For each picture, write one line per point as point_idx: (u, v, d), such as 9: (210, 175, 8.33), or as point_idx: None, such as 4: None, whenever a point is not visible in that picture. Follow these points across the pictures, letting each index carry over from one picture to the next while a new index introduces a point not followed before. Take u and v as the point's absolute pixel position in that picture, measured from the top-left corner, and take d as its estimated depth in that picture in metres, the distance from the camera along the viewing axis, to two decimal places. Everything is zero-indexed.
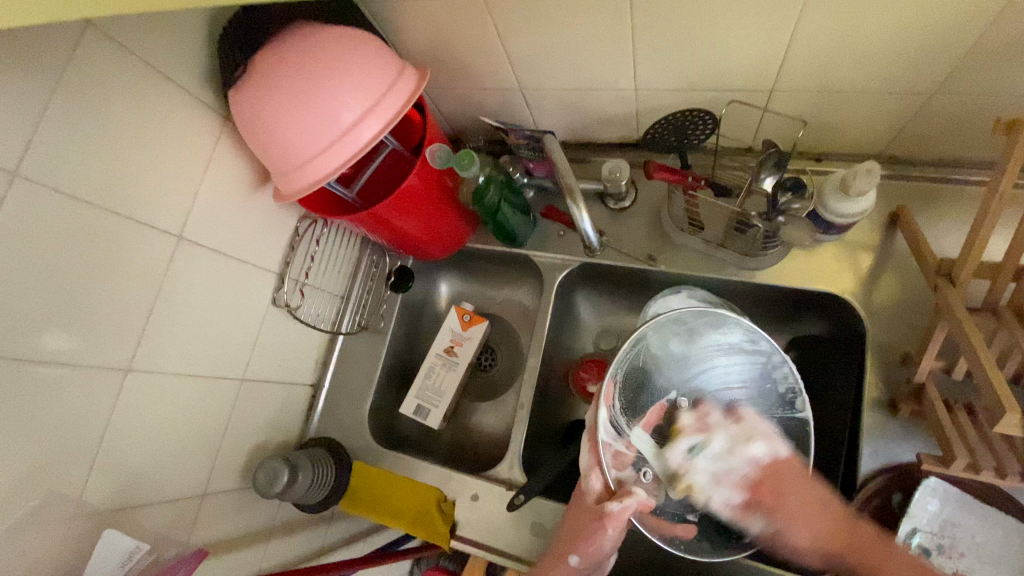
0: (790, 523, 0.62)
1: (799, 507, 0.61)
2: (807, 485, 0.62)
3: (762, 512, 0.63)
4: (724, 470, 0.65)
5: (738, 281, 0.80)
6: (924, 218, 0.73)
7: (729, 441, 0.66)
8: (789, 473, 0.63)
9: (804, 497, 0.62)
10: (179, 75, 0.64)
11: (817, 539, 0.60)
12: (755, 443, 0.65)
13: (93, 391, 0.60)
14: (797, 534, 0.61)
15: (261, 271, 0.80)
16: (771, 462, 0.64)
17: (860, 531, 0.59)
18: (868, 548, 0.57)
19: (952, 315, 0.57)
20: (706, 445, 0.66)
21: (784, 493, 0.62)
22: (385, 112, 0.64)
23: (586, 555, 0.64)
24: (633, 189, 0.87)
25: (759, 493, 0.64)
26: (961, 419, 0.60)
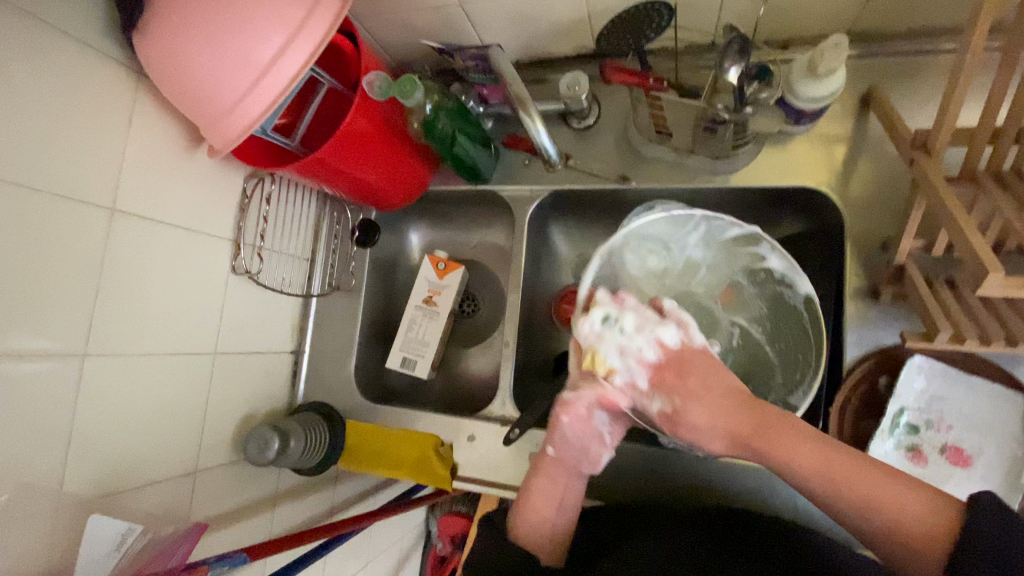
0: (695, 406, 0.56)
1: (704, 385, 0.56)
2: (713, 374, 0.57)
3: (668, 394, 0.57)
4: (627, 346, 0.58)
5: (713, 187, 0.77)
6: (897, 95, 0.70)
7: (637, 320, 0.59)
8: (702, 362, 0.58)
9: (709, 399, 0.56)
10: (73, 25, 0.57)
11: (720, 417, 0.55)
12: (665, 328, 0.59)
13: (49, 380, 0.57)
14: (702, 414, 0.55)
15: (213, 239, 0.75)
16: (679, 350, 0.58)
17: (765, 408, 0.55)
18: (771, 431, 0.53)
19: (932, 186, 0.55)
20: (615, 317, 0.59)
21: (690, 377, 0.57)
22: (309, 37, 0.58)
23: (560, 445, 0.63)
24: (595, 104, 0.82)
25: (662, 374, 0.57)
26: (944, 295, 0.59)
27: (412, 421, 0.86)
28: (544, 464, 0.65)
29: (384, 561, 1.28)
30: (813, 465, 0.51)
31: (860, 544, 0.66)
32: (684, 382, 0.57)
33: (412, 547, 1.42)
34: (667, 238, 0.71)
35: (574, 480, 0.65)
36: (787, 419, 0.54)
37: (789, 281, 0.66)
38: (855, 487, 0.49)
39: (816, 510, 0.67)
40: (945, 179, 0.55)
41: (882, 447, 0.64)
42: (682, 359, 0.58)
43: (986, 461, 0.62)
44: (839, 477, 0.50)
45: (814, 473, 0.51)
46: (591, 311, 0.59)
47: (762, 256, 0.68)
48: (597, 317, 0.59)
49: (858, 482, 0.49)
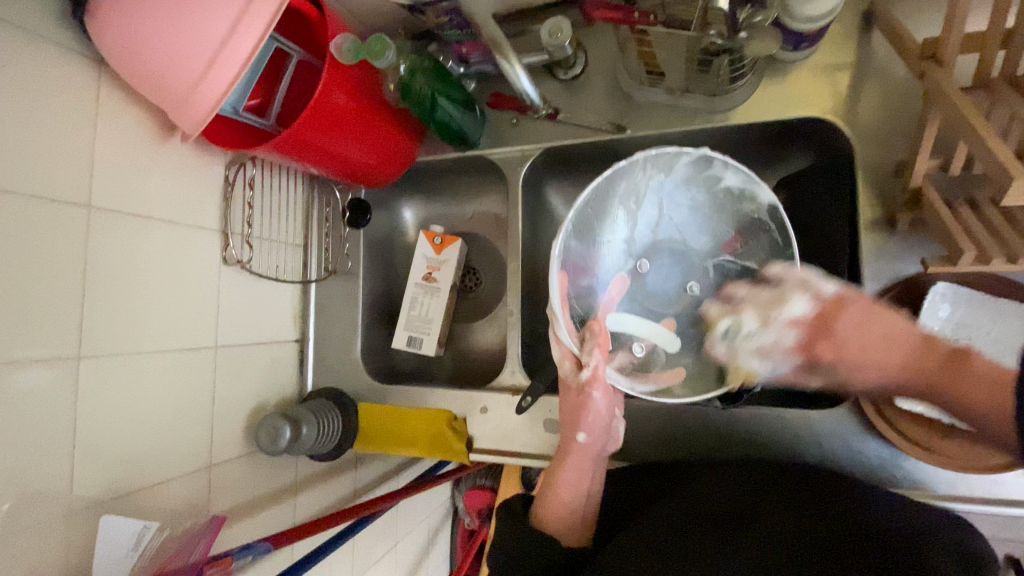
0: (872, 367, 0.41)
1: (875, 338, 0.41)
2: (879, 317, 0.42)
3: (824, 367, 0.46)
4: (764, 343, 0.52)
5: (712, 127, 0.73)
6: (900, 9, 0.65)
7: (765, 314, 0.52)
8: (848, 316, 0.44)
9: (870, 339, 0.41)
10: (23, 15, 0.54)
11: (876, 360, 0.41)
12: (794, 298, 0.49)
13: (46, 385, 0.56)
14: (854, 358, 0.42)
15: (200, 230, 0.73)
16: (818, 313, 0.47)
17: (932, 345, 0.38)
18: (941, 373, 0.37)
19: (946, 97, 0.51)
20: (745, 325, 0.56)
21: (842, 339, 0.43)
22: (265, 5, 0.56)
23: (592, 427, 0.64)
24: (581, 53, 0.78)
25: (812, 352, 0.47)
26: (965, 215, 0.56)
27: (422, 398, 0.84)
28: (572, 454, 0.63)
29: (413, 541, 1.29)
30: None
31: (892, 484, 0.63)
32: (837, 327, 0.44)
33: (438, 526, 1.43)
34: (639, 189, 0.70)
35: (598, 462, 0.65)
36: (957, 357, 0.37)
37: (750, 194, 0.66)
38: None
39: (843, 453, 0.65)
40: (959, 89, 0.52)
41: None
42: (826, 320, 0.45)
43: None
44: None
45: (963, 401, 0.36)
46: (718, 328, 0.62)
47: (716, 177, 0.68)
48: (717, 332, 0.61)
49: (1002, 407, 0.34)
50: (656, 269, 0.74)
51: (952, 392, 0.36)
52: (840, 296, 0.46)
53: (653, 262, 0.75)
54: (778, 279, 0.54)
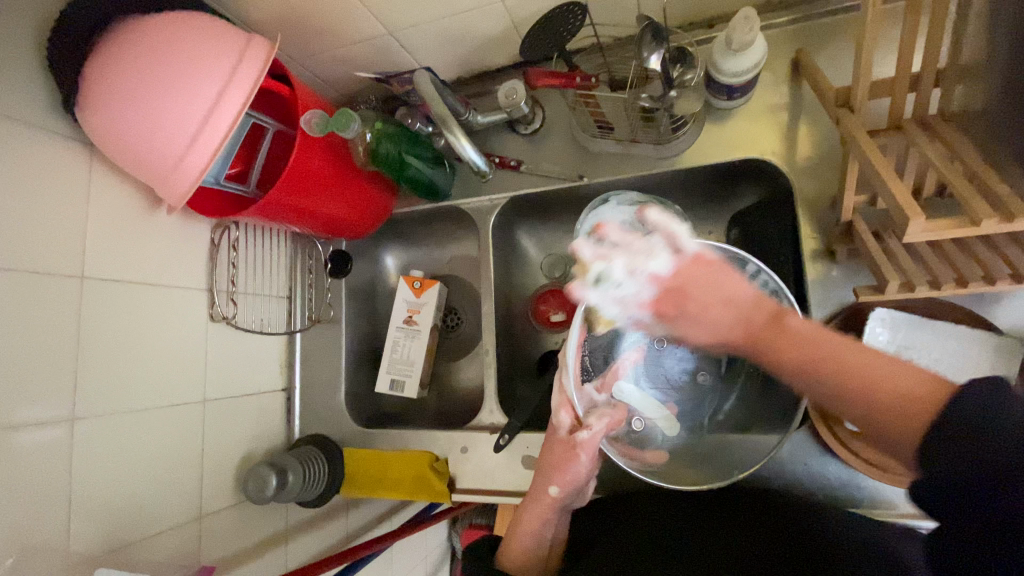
0: (693, 327, 0.46)
1: (712, 305, 0.45)
2: (714, 287, 0.46)
3: (670, 322, 0.49)
4: (622, 296, 0.53)
5: (662, 171, 0.78)
6: (823, 56, 0.71)
7: (626, 263, 0.52)
8: (698, 278, 0.46)
9: (712, 299, 0.46)
10: (21, 111, 0.60)
11: (717, 329, 0.45)
12: (657, 257, 0.49)
13: (44, 448, 0.60)
14: (703, 331, 0.46)
15: (188, 291, 0.78)
16: (675, 275, 0.47)
17: (759, 308, 0.45)
18: (774, 338, 0.43)
19: (857, 141, 0.56)
20: (610, 275, 0.53)
21: (693, 310, 0.46)
22: (241, 85, 0.61)
23: (566, 484, 0.63)
24: (539, 109, 0.84)
25: (672, 298, 0.48)
26: (893, 245, 0.60)
27: (405, 440, 0.87)
28: (540, 504, 0.63)
29: None
30: (839, 386, 0.39)
31: (854, 504, 0.65)
32: (693, 293, 0.47)
33: (437, 565, 1.43)
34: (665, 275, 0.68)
35: (562, 514, 0.67)
36: (781, 319, 0.43)
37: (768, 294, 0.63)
38: (855, 366, 0.39)
39: (805, 475, 0.68)
40: (869, 134, 0.57)
41: None
42: (682, 288, 0.47)
43: None
44: (839, 357, 0.40)
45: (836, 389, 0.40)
46: (587, 275, 0.55)
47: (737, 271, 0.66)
48: (590, 281, 0.54)
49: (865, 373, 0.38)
50: (673, 355, 0.74)
51: (779, 354, 0.43)
52: (700, 257, 0.47)
53: (672, 347, 0.74)
54: (629, 239, 0.52)
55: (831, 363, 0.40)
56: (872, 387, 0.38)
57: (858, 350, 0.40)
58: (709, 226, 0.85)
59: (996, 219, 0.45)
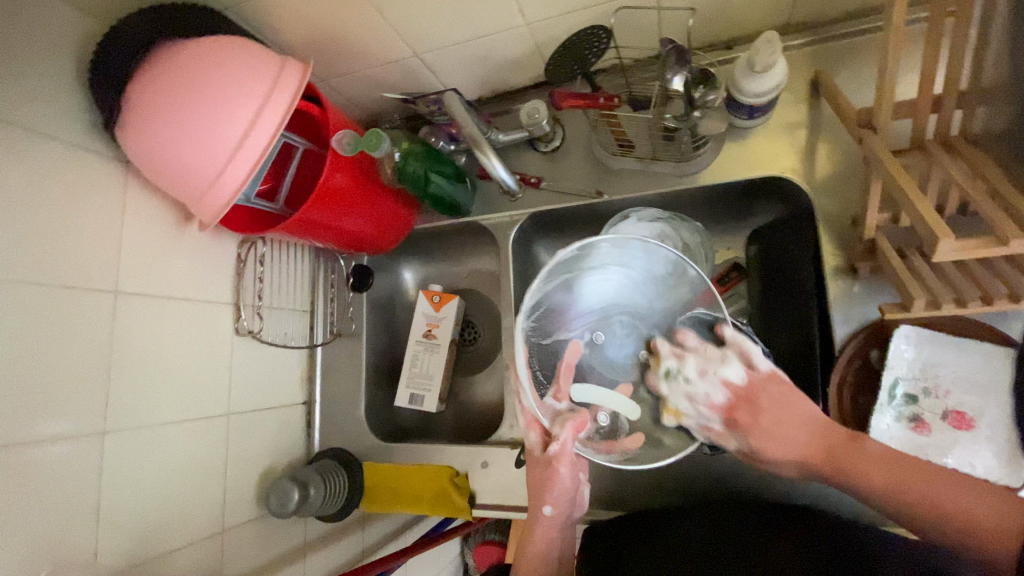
0: (769, 441, 0.56)
1: (791, 424, 0.56)
2: (788, 404, 0.56)
3: (744, 434, 0.57)
4: (693, 394, 0.59)
5: (682, 188, 0.79)
6: (842, 75, 0.72)
7: (699, 365, 0.60)
8: (769, 395, 0.57)
9: (787, 423, 0.56)
10: (63, 130, 0.62)
11: (796, 450, 0.56)
12: (728, 366, 0.58)
13: (76, 460, 0.61)
14: (771, 446, 0.56)
15: (215, 305, 0.79)
16: (747, 385, 0.57)
17: (835, 434, 0.56)
18: (844, 457, 0.54)
19: (881, 161, 0.57)
20: (681, 371, 0.61)
21: (761, 408, 0.57)
22: (277, 107, 0.63)
23: (557, 501, 0.67)
24: (559, 127, 0.86)
25: (735, 414, 0.57)
26: (917, 263, 0.60)
27: (425, 455, 0.87)
28: (540, 523, 0.67)
29: None
30: (886, 480, 0.53)
31: (881, 522, 0.65)
32: (761, 415, 0.56)
33: None
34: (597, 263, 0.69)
35: (565, 528, 0.69)
36: (856, 439, 0.55)
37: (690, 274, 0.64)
38: (924, 494, 0.51)
39: (830, 493, 0.67)
40: (892, 153, 0.58)
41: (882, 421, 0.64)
42: (750, 394, 0.57)
43: (990, 421, 0.61)
44: (908, 484, 0.52)
45: (889, 482, 0.52)
46: (663, 367, 0.63)
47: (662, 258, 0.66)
48: (661, 374, 0.63)
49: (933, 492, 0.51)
50: (612, 339, 0.71)
51: (864, 472, 0.53)
52: (772, 376, 0.57)
53: (608, 332, 0.71)
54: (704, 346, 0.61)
55: (928, 494, 0.51)
56: (943, 513, 0.50)
57: (895, 469, 0.53)
58: (728, 242, 0.86)
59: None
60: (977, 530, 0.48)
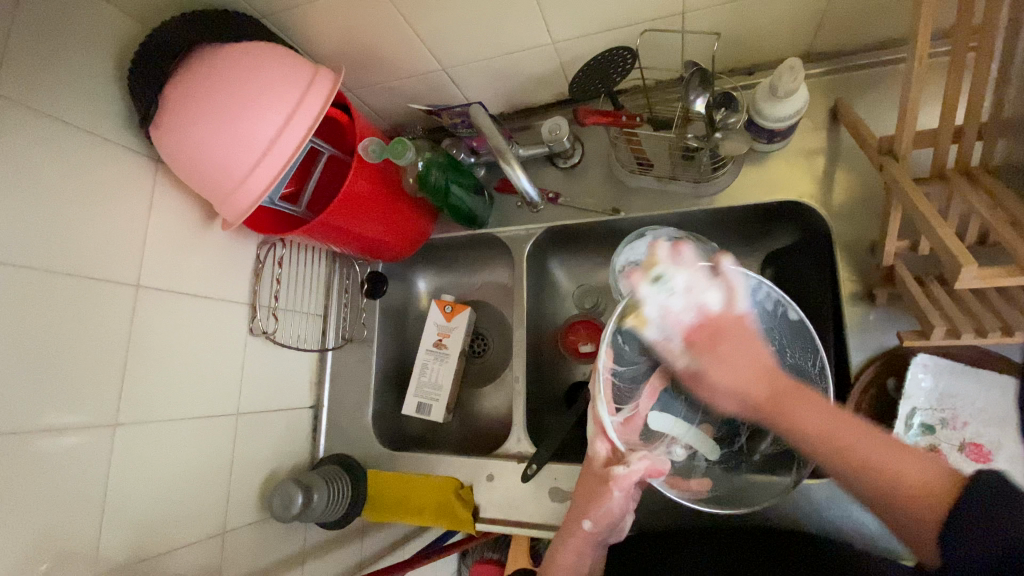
0: (727, 372, 0.50)
1: (740, 355, 0.50)
2: (751, 343, 0.50)
3: (699, 362, 0.53)
4: (669, 304, 0.54)
5: (699, 209, 0.80)
6: (862, 105, 0.73)
7: (689, 280, 0.54)
8: (737, 332, 0.51)
9: (746, 355, 0.50)
10: (99, 127, 0.64)
11: (747, 380, 0.49)
12: (711, 290, 0.54)
13: (86, 451, 0.61)
14: (730, 377, 0.50)
15: (230, 304, 0.80)
16: (724, 316, 0.53)
17: (780, 377, 0.49)
18: (789, 398, 0.47)
19: (902, 188, 0.57)
20: (670, 276, 0.54)
21: (723, 354, 0.51)
22: (307, 114, 0.65)
23: (598, 518, 0.62)
24: (579, 144, 0.87)
25: (716, 344, 0.51)
26: (936, 291, 0.60)
27: (429, 465, 0.87)
28: (575, 539, 0.63)
29: None
30: (825, 426, 0.45)
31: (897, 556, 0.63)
32: (721, 347, 0.51)
33: None
34: None
35: (598, 547, 0.66)
36: (802, 389, 0.47)
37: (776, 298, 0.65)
38: (866, 454, 0.43)
39: (844, 523, 0.66)
40: (912, 181, 0.58)
41: None
42: (719, 329, 0.52)
43: (1007, 455, 0.61)
44: (847, 448, 0.44)
45: (821, 437, 0.45)
46: (654, 271, 0.55)
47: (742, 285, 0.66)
48: (649, 275, 0.55)
49: (874, 450, 0.43)
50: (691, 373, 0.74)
51: (808, 426, 0.46)
52: (743, 319, 0.52)
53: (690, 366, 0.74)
54: (699, 264, 0.55)
55: (877, 457, 0.42)
56: (872, 462, 0.42)
57: (834, 419, 0.45)
58: (744, 264, 0.86)
59: None
60: (900, 483, 0.41)
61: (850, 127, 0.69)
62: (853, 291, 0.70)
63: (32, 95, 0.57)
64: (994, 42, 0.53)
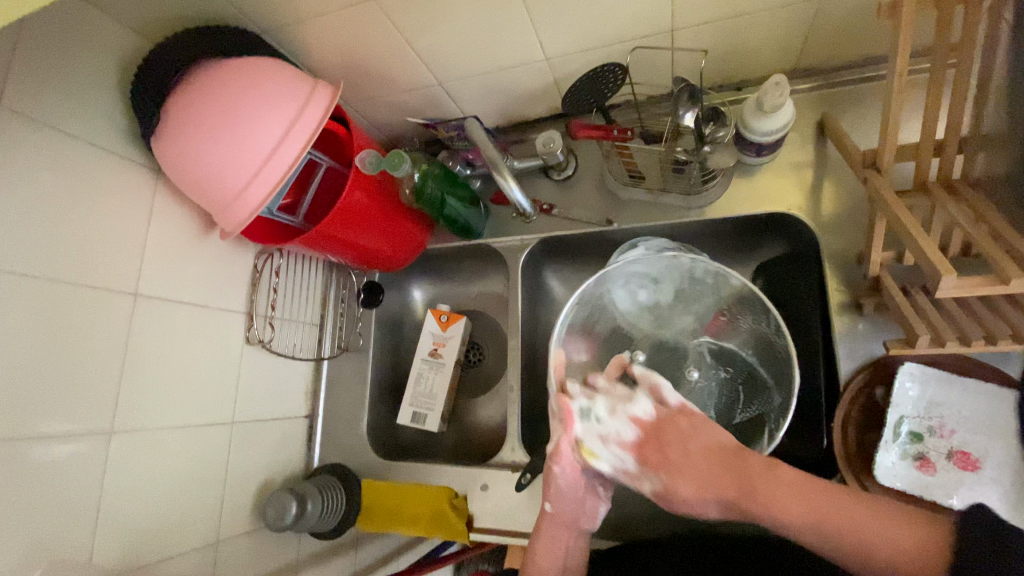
0: (683, 480, 0.57)
1: (688, 457, 0.57)
2: (693, 434, 0.59)
3: (654, 471, 0.59)
4: (603, 430, 0.63)
5: (689, 221, 0.81)
6: (848, 120, 0.75)
7: (610, 405, 0.64)
8: (672, 428, 0.60)
9: (694, 465, 0.57)
10: (103, 139, 0.65)
11: (708, 481, 0.55)
12: (636, 401, 0.63)
13: (79, 460, 0.61)
14: (686, 489, 0.57)
15: (227, 314, 0.81)
16: (653, 419, 0.61)
17: (754, 461, 0.54)
18: (760, 487, 0.52)
19: (885, 201, 0.59)
20: (595, 409, 0.64)
21: (672, 451, 0.58)
22: (306, 125, 0.66)
23: (557, 499, 0.66)
24: (572, 157, 0.89)
25: (648, 451, 0.60)
26: (920, 301, 0.62)
27: (424, 475, 0.87)
28: (546, 523, 0.66)
29: None
30: (807, 510, 0.49)
31: None
32: (667, 444, 0.59)
33: None
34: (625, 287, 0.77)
35: (575, 532, 0.68)
36: (773, 467, 0.53)
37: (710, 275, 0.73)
38: (837, 519, 0.47)
39: None
40: (895, 194, 0.60)
41: (888, 459, 0.64)
42: (658, 429, 0.60)
43: (995, 462, 0.62)
44: (830, 516, 0.48)
45: (809, 512, 0.49)
46: (574, 401, 0.65)
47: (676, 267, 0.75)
48: (575, 413, 0.64)
49: (846, 518, 0.47)
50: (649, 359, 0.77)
51: (777, 507, 0.50)
52: (676, 412, 0.61)
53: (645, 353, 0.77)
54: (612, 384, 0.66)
55: (855, 532, 0.46)
56: (866, 534, 0.46)
57: (815, 507, 0.49)
58: (736, 274, 0.87)
59: None
60: (889, 550, 0.44)
61: (835, 141, 0.71)
62: (841, 301, 0.72)
63: (36, 107, 0.58)
64: (971, 61, 0.55)
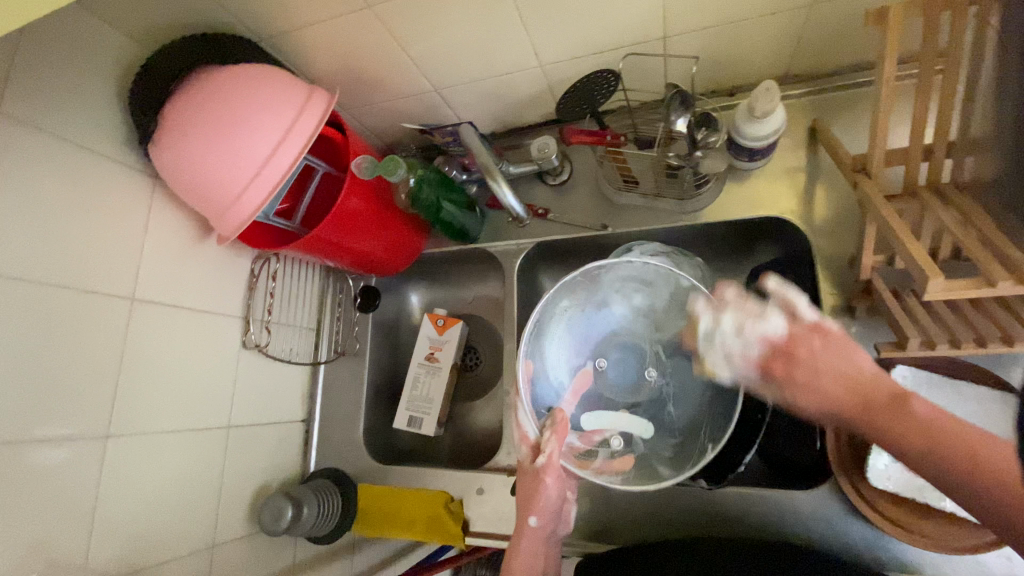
0: (813, 396, 0.51)
1: (827, 368, 0.50)
2: (841, 357, 0.50)
3: (778, 385, 0.54)
4: (729, 348, 0.58)
5: (682, 226, 0.82)
6: (838, 125, 0.76)
7: (738, 317, 0.58)
8: (817, 344, 0.51)
9: (834, 367, 0.50)
10: (101, 145, 0.66)
11: (832, 401, 0.49)
12: (769, 317, 0.55)
13: (75, 463, 0.61)
14: (817, 400, 0.51)
15: (224, 318, 0.81)
16: (788, 336, 0.53)
17: (879, 388, 0.47)
18: (879, 411, 0.46)
19: (875, 204, 0.59)
20: (722, 325, 0.59)
21: (807, 361, 0.51)
22: (302, 131, 0.67)
23: (543, 512, 0.67)
24: (567, 162, 0.89)
25: (789, 358, 0.53)
26: (910, 303, 0.62)
27: (420, 479, 0.87)
28: (525, 537, 0.67)
29: None
30: (913, 431, 0.44)
31: (881, 568, 0.64)
32: (802, 355, 0.52)
33: None
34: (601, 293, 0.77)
35: (549, 541, 0.70)
36: (903, 399, 0.45)
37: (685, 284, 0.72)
38: (943, 440, 0.42)
39: (828, 534, 0.67)
40: (885, 198, 0.60)
41: None
42: (791, 347, 0.53)
43: None
44: (937, 442, 0.42)
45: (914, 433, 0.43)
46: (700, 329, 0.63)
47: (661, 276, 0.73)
48: (702, 334, 0.62)
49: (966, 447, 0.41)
50: (614, 365, 0.78)
51: (894, 434, 0.45)
52: (825, 325, 0.52)
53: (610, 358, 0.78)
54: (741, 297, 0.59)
55: (977, 454, 0.41)
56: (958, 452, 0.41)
57: (930, 435, 0.43)
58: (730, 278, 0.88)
59: (1014, 282, 0.47)
60: (996, 475, 0.39)
61: (826, 146, 0.72)
62: (834, 305, 0.72)
63: (35, 113, 0.59)
64: (957, 67, 0.56)
